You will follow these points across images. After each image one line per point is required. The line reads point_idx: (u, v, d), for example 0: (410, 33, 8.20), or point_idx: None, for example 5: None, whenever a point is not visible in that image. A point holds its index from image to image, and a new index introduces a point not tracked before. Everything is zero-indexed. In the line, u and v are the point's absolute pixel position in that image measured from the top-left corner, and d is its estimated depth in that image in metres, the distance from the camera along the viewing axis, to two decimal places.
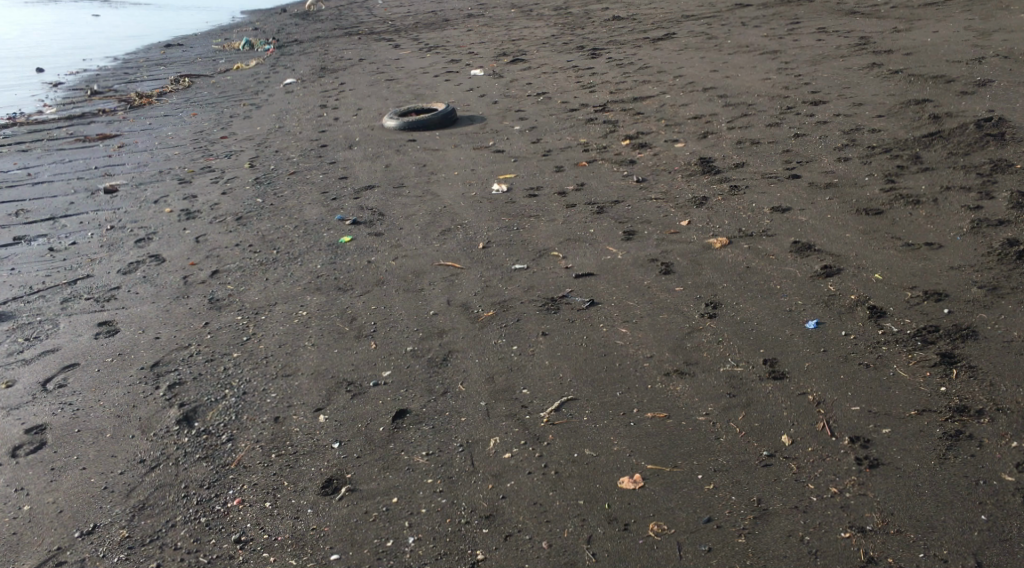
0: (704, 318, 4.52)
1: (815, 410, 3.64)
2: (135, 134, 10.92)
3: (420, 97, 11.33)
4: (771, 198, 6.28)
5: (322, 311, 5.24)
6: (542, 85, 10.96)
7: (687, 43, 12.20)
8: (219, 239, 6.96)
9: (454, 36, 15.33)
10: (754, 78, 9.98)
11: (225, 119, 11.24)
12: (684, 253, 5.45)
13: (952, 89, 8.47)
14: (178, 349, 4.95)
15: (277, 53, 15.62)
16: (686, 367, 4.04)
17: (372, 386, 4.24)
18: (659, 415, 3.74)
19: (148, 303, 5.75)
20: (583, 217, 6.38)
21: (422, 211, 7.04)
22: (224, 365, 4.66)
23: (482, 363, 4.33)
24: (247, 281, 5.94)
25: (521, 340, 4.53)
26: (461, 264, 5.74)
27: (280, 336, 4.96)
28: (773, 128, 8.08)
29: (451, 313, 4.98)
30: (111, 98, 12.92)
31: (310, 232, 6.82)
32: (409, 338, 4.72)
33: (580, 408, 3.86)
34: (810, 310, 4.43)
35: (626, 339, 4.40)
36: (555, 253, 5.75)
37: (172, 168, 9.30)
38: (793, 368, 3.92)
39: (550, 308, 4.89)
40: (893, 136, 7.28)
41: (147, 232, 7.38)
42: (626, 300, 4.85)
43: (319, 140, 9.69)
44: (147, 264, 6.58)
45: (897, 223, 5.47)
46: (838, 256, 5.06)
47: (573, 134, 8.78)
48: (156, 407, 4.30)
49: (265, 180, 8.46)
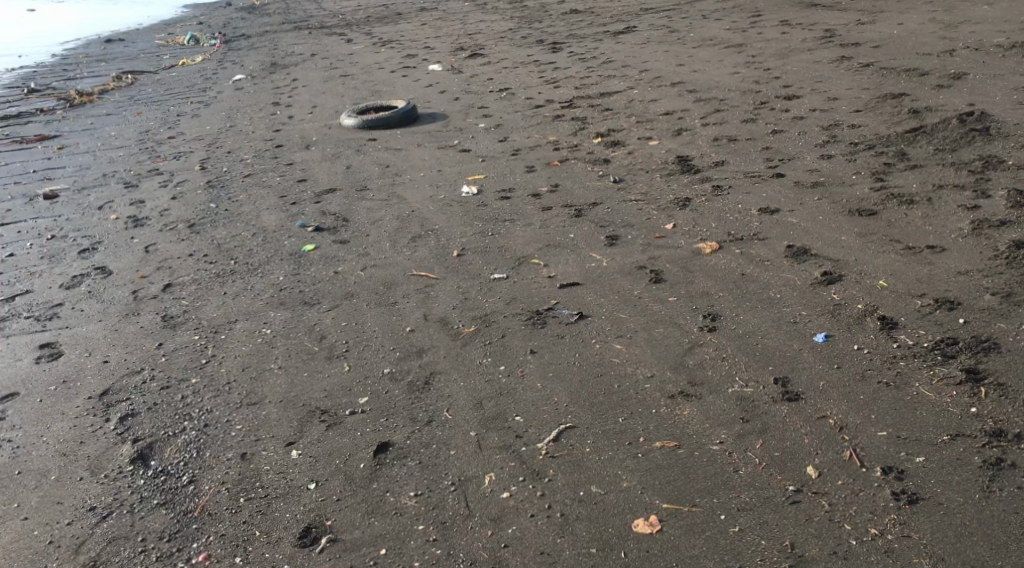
0: (704, 331, 4.22)
1: (839, 436, 3.35)
2: (76, 135, 10.37)
3: (378, 93, 10.93)
4: (757, 198, 6.02)
5: (288, 329, 4.86)
6: (504, 81, 10.62)
7: (650, 36, 11.92)
8: (170, 249, 6.52)
9: (408, 31, 14.91)
10: (722, 72, 9.73)
11: (172, 118, 10.75)
12: (672, 260, 5.15)
13: (927, 82, 8.27)
14: (129, 376, 4.54)
15: (224, 48, 15.08)
16: (691, 389, 3.73)
17: (348, 416, 3.88)
18: (669, 444, 3.43)
19: (96, 323, 5.32)
20: (561, 222, 6.06)
21: (389, 216, 6.66)
22: (182, 393, 4.26)
23: (467, 387, 3.99)
24: (203, 295, 5.53)
25: (508, 360, 4.20)
26: (435, 274, 5.39)
27: (243, 358, 4.57)
28: (749, 124, 7.82)
29: (429, 331, 4.63)
30: (50, 96, 12.33)
31: (270, 240, 6.41)
32: (385, 360, 4.36)
33: (580, 437, 3.53)
34: (817, 321, 4.15)
35: (621, 357, 4.09)
36: (535, 261, 5.43)
37: (117, 170, 8.80)
38: (808, 388, 3.63)
39: (536, 323, 4.56)
40: (875, 131, 7.05)
41: (92, 242, 6.91)
42: (617, 314, 4.55)
43: (274, 140, 9.25)
44: (93, 277, 6.13)
45: (893, 223, 5.21)
46: (837, 260, 4.79)
47: (541, 132, 8.45)
48: (107, 444, 3.90)
49: (218, 183, 8.01)
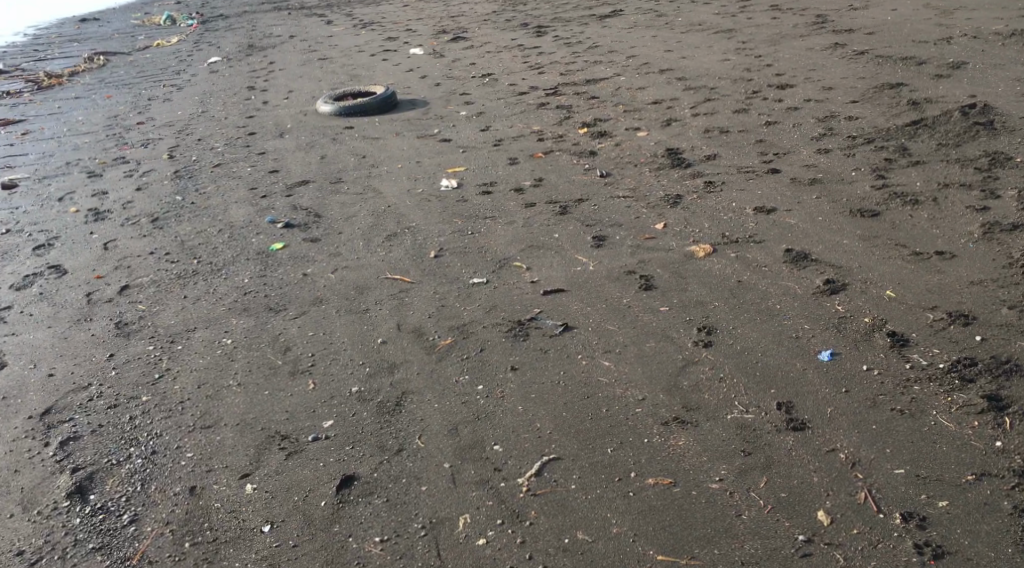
0: (699, 348, 3.90)
1: (851, 474, 3.04)
2: (41, 120, 9.93)
3: (356, 77, 10.53)
4: (752, 195, 5.70)
5: (250, 338, 4.50)
6: (487, 66, 10.24)
7: (638, 20, 11.55)
8: (130, 245, 6.14)
9: (389, 12, 14.48)
10: (713, 58, 9.39)
11: (142, 102, 10.32)
12: (663, 264, 4.83)
13: (926, 72, 7.95)
14: (75, 392, 4.20)
15: (201, 29, 14.60)
16: (686, 413, 3.41)
17: (311, 443, 3.55)
18: (663, 481, 3.11)
19: (45, 329, 4.95)
20: (545, 220, 5.71)
21: (363, 212, 6.31)
22: (130, 414, 3.93)
23: (442, 410, 3.67)
24: (163, 298, 5.16)
25: (488, 379, 3.87)
26: (411, 277, 5.05)
27: (199, 372, 4.23)
28: (742, 115, 7.48)
29: (402, 343, 4.29)
30: (17, 78, 11.86)
31: (236, 237, 6.05)
32: (354, 376, 4.02)
33: (565, 471, 3.21)
34: (821, 335, 3.83)
35: (610, 377, 3.76)
36: (517, 263, 5.09)
37: (81, 158, 8.39)
38: (814, 415, 3.31)
39: (518, 336, 4.23)
40: (873, 124, 6.73)
41: (48, 237, 6.53)
42: (604, 326, 4.23)
43: (246, 127, 8.85)
44: (46, 277, 5.75)
45: (897, 225, 4.90)
46: (840, 267, 4.48)
47: (524, 120, 8.10)
48: (44, 473, 3.58)
49: (185, 174, 7.62)
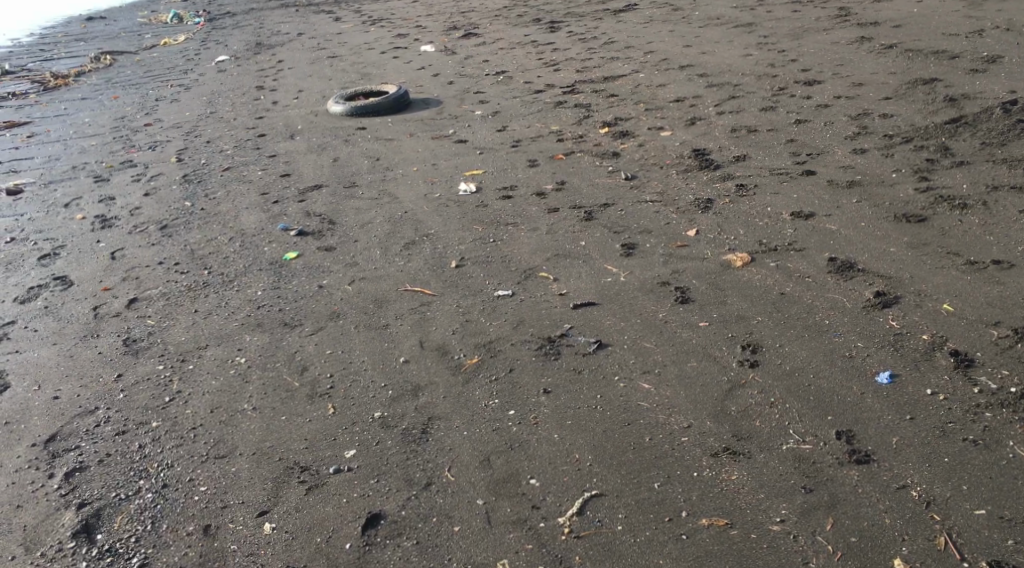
0: (744, 369, 3.65)
1: (927, 516, 2.83)
2: (47, 122, 9.71)
3: (367, 76, 10.28)
4: (788, 199, 5.43)
5: (265, 357, 4.26)
6: (500, 63, 9.98)
7: (653, 15, 11.27)
8: (139, 255, 5.90)
9: (399, 9, 14.22)
10: (734, 53, 9.11)
11: (150, 103, 10.09)
12: (698, 275, 4.57)
13: (959, 66, 7.66)
14: (81, 417, 3.95)
15: (209, 27, 14.37)
16: (737, 442, 3.18)
17: (333, 476, 3.33)
18: (717, 522, 2.90)
19: (50, 346, 4.72)
20: (570, 226, 5.46)
21: (379, 218, 6.05)
22: (139, 442, 3.69)
23: (471, 438, 3.42)
24: (173, 312, 4.92)
25: (519, 404, 3.62)
26: (431, 290, 4.79)
27: (212, 395, 3.98)
28: (769, 113, 7.20)
29: (426, 363, 4.04)
30: (24, 79, 11.66)
31: (248, 246, 5.80)
32: (376, 400, 3.78)
33: (609, 509, 3.00)
34: (877, 355, 3.58)
35: (651, 402, 3.50)
36: (543, 274, 4.84)
37: (88, 162, 8.16)
38: (877, 445, 3.08)
39: (549, 355, 3.98)
40: (910, 122, 6.45)
41: (54, 246, 6.29)
42: (641, 344, 3.98)
43: (256, 129, 8.61)
44: (51, 289, 5.51)
45: (947, 231, 4.64)
46: (890, 278, 4.21)
47: (542, 120, 7.84)
48: (48, 510, 3.38)
49: (195, 178, 7.38)
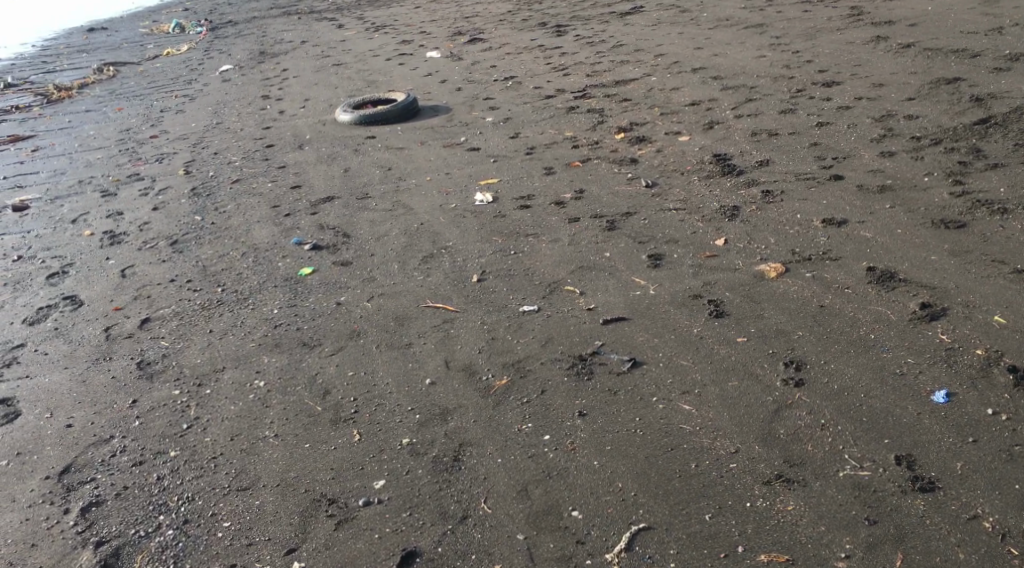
0: (789, 388, 3.49)
1: (1003, 550, 2.84)
2: (51, 135, 9.57)
3: (373, 83, 10.12)
4: (818, 205, 5.25)
5: (285, 380, 4.09)
6: (508, 68, 9.82)
7: (660, 17, 11.10)
8: (150, 272, 5.75)
9: (402, 15, 14.07)
10: (747, 55, 8.94)
11: (155, 114, 9.95)
12: (731, 286, 4.40)
13: (981, 65, 7.49)
14: (96, 446, 3.80)
15: (211, 36, 14.22)
16: (790, 469, 3.16)
17: (363, 509, 3.27)
18: (778, 558, 2.91)
19: (61, 370, 4.57)
20: (592, 237, 5.28)
21: (395, 230, 5.88)
22: (157, 473, 3.55)
23: (506, 467, 3.34)
24: (187, 332, 4.76)
25: (554, 427, 3.49)
26: (454, 305, 4.63)
27: (231, 422, 3.82)
28: (788, 116, 7.04)
29: (453, 384, 3.87)
30: (26, 92, 11.50)
31: (261, 262, 5.65)
32: (403, 426, 3.62)
33: (660, 544, 2.99)
34: (930, 372, 3.47)
35: (694, 425, 3.39)
36: (569, 287, 4.65)
37: (94, 176, 8.01)
38: (941, 471, 3.07)
39: (582, 374, 3.82)
40: (937, 123, 6.29)
41: (62, 264, 6.14)
42: (678, 362, 3.81)
43: (263, 139, 8.46)
44: (60, 310, 5.36)
45: (988, 237, 4.49)
46: (936, 289, 4.04)
47: (555, 125, 7.67)
48: (65, 548, 3.30)
49: (204, 191, 7.22)
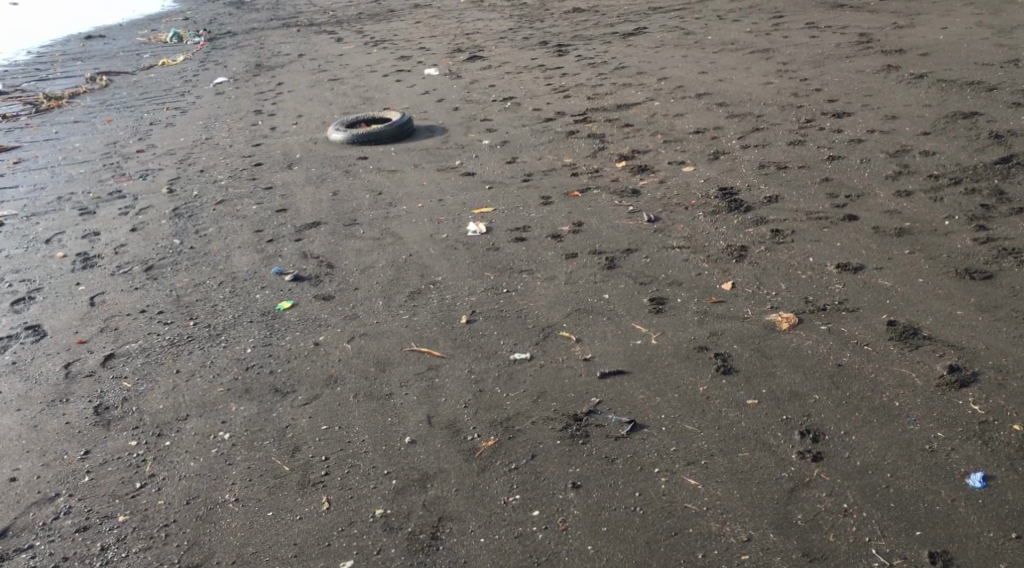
0: (807, 464, 3.24)
1: None
2: (36, 147, 9.24)
3: (368, 100, 9.80)
4: (832, 247, 4.91)
5: (252, 433, 3.74)
6: (507, 89, 9.51)
7: (664, 38, 10.80)
8: (121, 300, 5.40)
9: (401, 29, 13.77)
10: (753, 81, 8.63)
11: (144, 127, 9.61)
12: (741, 336, 4.02)
13: (998, 99, 7.17)
14: (39, 506, 3.48)
15: (208, 47, 13.91)
16: (809, 564, 2.92)
17: None
18: None
19: (12, 413, 4.20)
20: (591, 275, 4.94)
21: (382, 262, 5.53)
22: (101, 544, 3.29)
23: (490, 550, 3.08)
24: (154, 372, 4.40)
25: (544, 501, 3.22)
26: (440, 350, 4.27)
27: (190, 481, 3.50)
28: (798, 147, 6.72)
29: (434, 443, 3.54)
30: (15, 100, 11.18)
31: (239, 293, 5.30)
32: (378, 493, 3.33)
33: None
34: (964, 452, 3.21)
35: (700, 505, 3.13)
36: (565, 330, 4.29)
37: (75, 192, 7.67)
38: None
39: (577, 437, 3.48)
40: (955, 160, 5.97)
41: (30, 288, 5.79)
42: (682, 426, 3.48)
43: (252, 157, 8.12)
44: (21, 341, 5.01)
45: (1018, 291, 4.17)
46: (966, 350, 3.71)
47: (554, 151, 7.35)
48: None
49: (185, 212, 6.88)
